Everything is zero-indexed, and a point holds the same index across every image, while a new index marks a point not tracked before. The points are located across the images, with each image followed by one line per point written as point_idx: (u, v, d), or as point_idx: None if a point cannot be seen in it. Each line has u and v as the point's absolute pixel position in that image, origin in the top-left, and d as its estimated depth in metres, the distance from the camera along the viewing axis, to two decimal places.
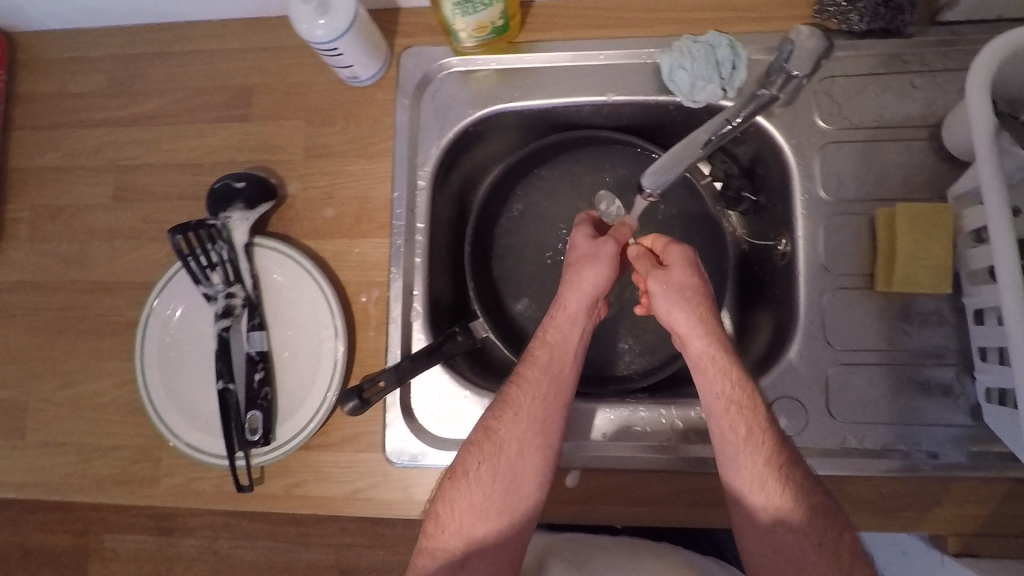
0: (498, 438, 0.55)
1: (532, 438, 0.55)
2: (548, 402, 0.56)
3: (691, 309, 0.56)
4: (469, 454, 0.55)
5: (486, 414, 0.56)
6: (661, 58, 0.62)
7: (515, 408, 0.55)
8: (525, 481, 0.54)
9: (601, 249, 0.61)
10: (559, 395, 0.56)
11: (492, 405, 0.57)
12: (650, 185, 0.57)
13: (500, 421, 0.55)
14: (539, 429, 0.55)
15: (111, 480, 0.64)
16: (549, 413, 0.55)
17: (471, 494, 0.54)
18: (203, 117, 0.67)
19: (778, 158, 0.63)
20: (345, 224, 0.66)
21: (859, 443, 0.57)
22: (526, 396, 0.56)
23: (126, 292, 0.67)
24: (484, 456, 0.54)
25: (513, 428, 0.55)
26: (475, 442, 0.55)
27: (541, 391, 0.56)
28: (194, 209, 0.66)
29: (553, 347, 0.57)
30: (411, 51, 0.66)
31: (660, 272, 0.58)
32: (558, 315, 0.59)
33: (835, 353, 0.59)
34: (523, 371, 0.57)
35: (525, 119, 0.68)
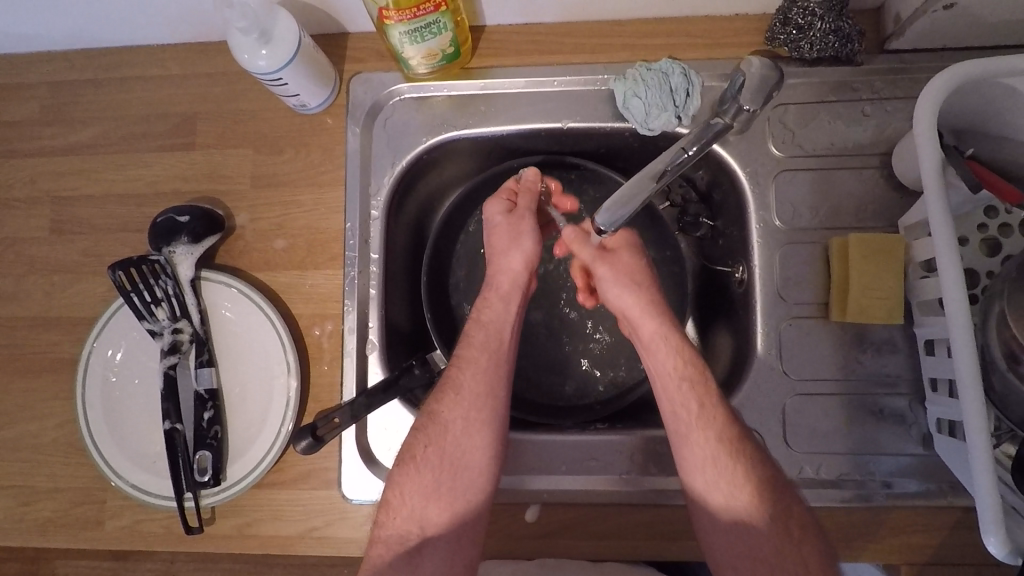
0: (441, 421, 0.54)
1: (475, 416, 0.54)
2: (489, 378, 0.55)
3: (638, 292, 0.58)
4: (415, 438, 0.54)
5: (429, 399, 0.55)
6: (615, 85, 0.61)
7: (456, 386, 0.55)
8: (471, 461, 0.53)
9: (519, 223, 0.62)
10: (498, 371, 0.56)
11: (434, 389, 0.56)
12: (604, 222, 0.57)
13: (442, 403, 0.54)
14: (484, 403, 0.54)
15: (54, 524, 0.62)
16: (491, 390, 0.55)
17: (421, 480, 0.52)
18: (147, 146, 0.67)
19: (735, 186, 0.63)
20: (296, 255, 0.64)
21: (815, 473, 0.58)
22: (464, 370, 0.55)
23: (67, 329, 0.65)
24: (429, 439, 0.53)
25: (457, 408, 0.54)
26: (419, 427, 0.54)
27: (478, 366, 0.55)
28: (137, 241, 0.65)
29: (488, 327, 0.58)
30: (361, 77, 0.65)
31: (609, 259, 0.60)
32: (490, 294, 0.60)
33: (791, 383, 0.59)
34: (462, 353, 0.57)
35: (481, 145, 0.67)
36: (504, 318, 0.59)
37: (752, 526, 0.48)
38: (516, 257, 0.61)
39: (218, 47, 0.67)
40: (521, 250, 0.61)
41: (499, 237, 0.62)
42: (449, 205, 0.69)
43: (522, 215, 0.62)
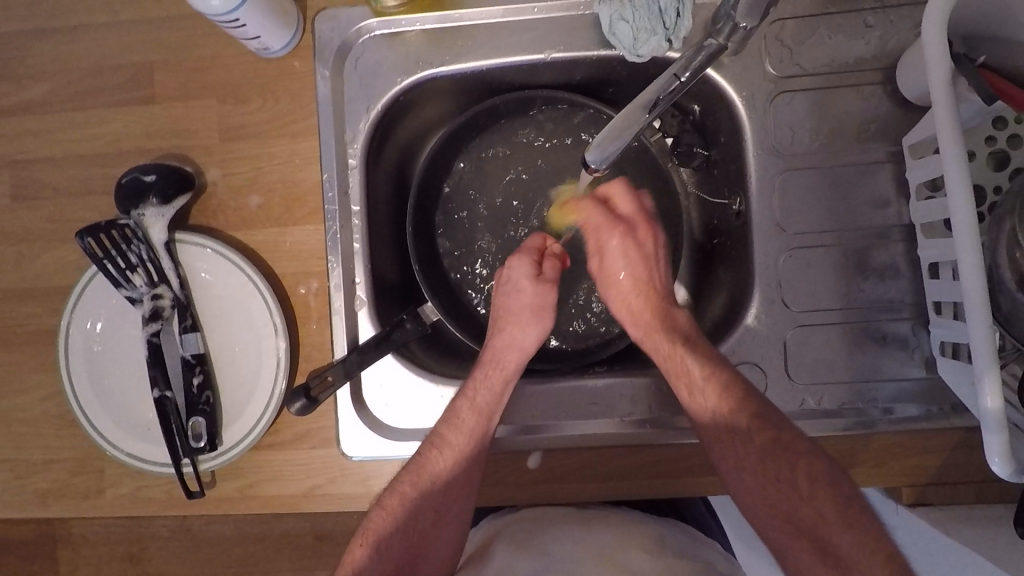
0: (413, 504, 0.56)
1: (448, 502, 0.56)
2: (471, 466, 0.56)
3: (632, 275, 0.62)
4: (380, 518, 0.55)
5: (401, 477, 0.56)
6: (600, 9, 0.56)
7: (438, 475, 0.56)
8: (440, 545, 0.57)
9: (544, 297, 0.62)
10: (479, 461, 0.56)
11: (408, 467, 0.57)
12: (594, 160, 0.54)
13: (415, 487, 0.56)
14: (455, 493, 0.56)
15: (53, 495, 0.62)
16: (470, 475, 0.56)
17: (383, 556, 0.54)
18: (104, 100, 0.62)
19: (731, 113, 0.60)
20: (274, 212, 0.61)
21: (817, 403, 0.57)
22: (448, 461, 0.56)
23: (43, 299, 0.62)
24: (397, 523, 0.55)
25: (431, 493, 0.56)
26: (387, 506, 0.55)
27: (464, 459, 0.56)
28: (104, 204, 0.62)
29: (482, 411, 0.57)
30: (325, 14, 0.60)
31: (633, 235, 0.62)
32: (494, 373, 0.59)
33: (792, 315, 0.58)
34: (444, 436, 0.56)
35: (461, 82, 0.63)
36: (497, 404, 0.58)
37: (745, 452, 0.52)
38: (530, 333, 0.61)
39: None
40: (619, 256, 0.62)
41: (517, 309, 0.62)
42: (430, 150, 0.65)
43: (544, 283, 0.62)
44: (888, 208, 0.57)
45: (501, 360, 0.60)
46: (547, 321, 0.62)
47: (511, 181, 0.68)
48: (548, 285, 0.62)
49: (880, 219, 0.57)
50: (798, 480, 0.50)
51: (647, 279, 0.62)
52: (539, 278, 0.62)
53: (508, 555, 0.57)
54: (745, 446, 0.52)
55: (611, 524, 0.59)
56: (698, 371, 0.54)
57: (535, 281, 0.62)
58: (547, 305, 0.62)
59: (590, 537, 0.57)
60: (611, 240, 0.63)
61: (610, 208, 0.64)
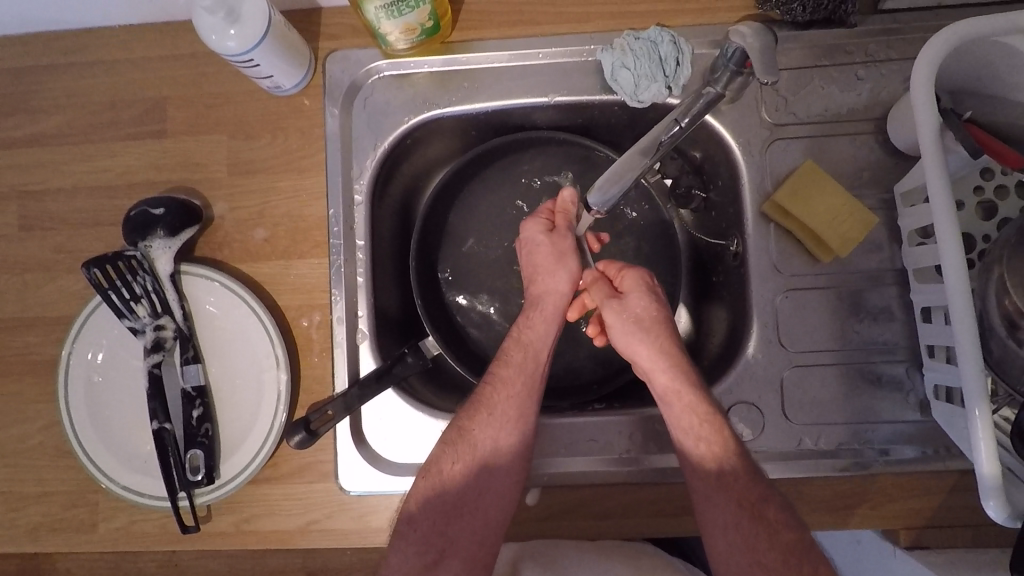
0: (472, 438, 0.54)
1: (507, 439, 0.54)
2: (524, 397, 0.55)
3: (650, 340, 0.56)
4: (442, 452, 0.54)
5: (459, 415, 0.56)
6: (602, 57, 0.59)
7: (493, 408, 0.54)
8: (496, 491, 0.53)
9: (562, 244, 0.60)
10: (531, 395, 0.55)
11: (465, 406, 0.56)
12: (596, 202, 0.56)
13: (473, 420, 0.54)
14: (515, 431, 0.54)
15: (45, 528, 0.61)
16: (524, 408, 0.55)
17: (446, 490, 0.53)
18: (115, 134, 0.64)
19: (729, 158, 0.61)
20: (279, 245, 0.62)
21: (815, 444, 0.58)
22: (499, 391, 0.55)
23: (44, 329, 0.63)
24: (459, 457, 0.53)
25: (488, 428, 0.54)
26: (448, 442, 0.54)
27: (514, 390, 0.55)
28: (111, 236, 0.63)
29: (528, 346, 0.57)
30: (336, 56, 0.62)
31: (619, 301, 0.58)
32: (534, 313, 0.59)
33: (789, 355, 0.59)
34: (497, 373, 0.56)
35: (466, 121, 0.65)
36: (546, 341, 0.58)
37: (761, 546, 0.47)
38: (562, 278, 0.59)
39: (184, 28, 0.64)
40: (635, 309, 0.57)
41: (541, 260, 0.60)
42: (436, 186, 0.68)
43: (559, 234, 0.60)
44: (881, 252, 0.59)
45: (540, 302, 0.59)
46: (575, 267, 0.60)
47: (515, 216, 0.70)
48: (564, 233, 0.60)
49: (874, 262, 0.59)
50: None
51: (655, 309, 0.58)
52: (554, 233, 0.61)
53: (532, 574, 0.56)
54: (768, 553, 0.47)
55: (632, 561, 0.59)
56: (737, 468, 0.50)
57: (552, 233, 0.61)
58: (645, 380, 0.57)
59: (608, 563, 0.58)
60: (637, 297, 0.58)
61: (616, 293, 0.60)
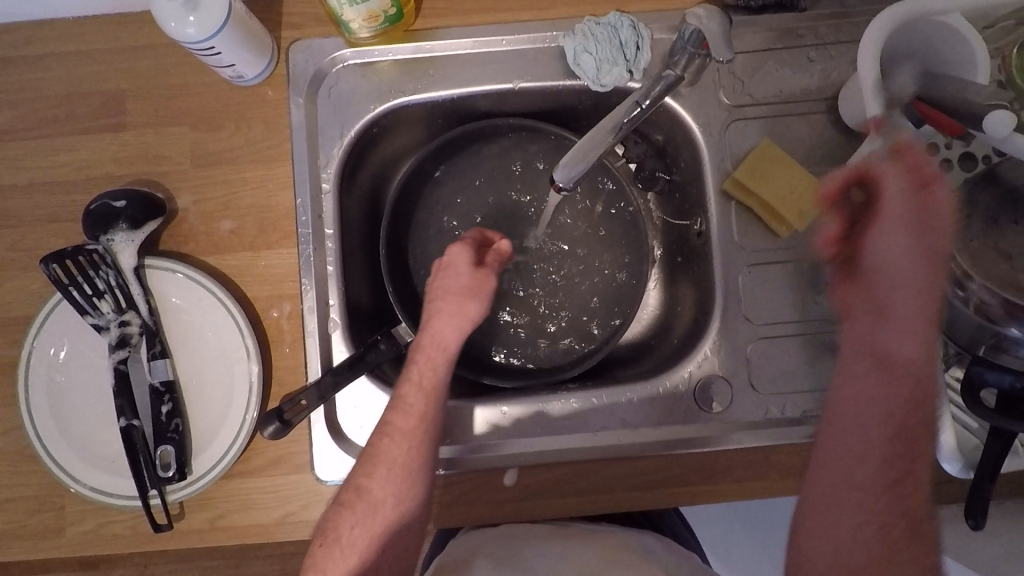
0: (373, 496, 0.52)
1: (405, 491, 0.53)
2: (422, 446, 0.54)
3: (917, 240, 0.47)
4: (341, 517, 0.52)
5: (356, 472, 0.53)
6: (564, 42, 0.60)
7: (390, 463, 0.53)
8: (399, 542, 0.53)
9: (482, 282, 0.59)
10: (429, 441, 0.54)
11: (361, 461, 0.54)
12: (562, 178, 0.57)
13: (373, 477, 0.53)
14: (415, 483, 0.53)
15: (8, 536, 0.59)
16: (421, 458, 0.53)
17: (348, 557, 0.50)
18: (71, 128, 0.62)
19: (689, 138, 0.63)
20: (247, 236, 0.61)
21: (781, 413, 0.60)
22: (396, 444, 0.53)
23: (1, 329, 0.61)
24: (358, 518, 0.52)
25: (387, 483, 0.52)
26: (347, 503, 0.52)
27: (411, 441, 0.53)
28: (70, 232, 0.61)
29: (426, 390, 0.55)
30: (300, 45, 0.62)
31: (871, 213, 0.49)
32: (433, 352, 0.57)
33: (755, 328, 0.61)
34: (392, 423, 0.54)
35: (432, 109, 0.65)
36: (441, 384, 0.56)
37: (873, 446, 0.47)
38: (466, 317, 0.58)
39: (142, 19, 0.63)
40: (900, 228, 0.47)
41: (454, 289, 0.59)
42: (404, 171, 0.67)
43: (483, 270, 0.60)
44: None
45: (441, 339, 0.57)
46: (484, 302, 0.59)
47: (484, 203, 0.71)
48: (487, 272, 0.60)
49: None
50: (906, 489, 0.46)
51: (920, 246, 0.47)
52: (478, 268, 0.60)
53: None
54: (873, 462, 0.47)
55: (591, 541, 0.59)
56: (916, 404, 0.47)
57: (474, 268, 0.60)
58: (861, 306, 0.50)
59: (570, 551, 0.57)
60: (887, 187, 0.47)
61: (869, 198, 0.49)
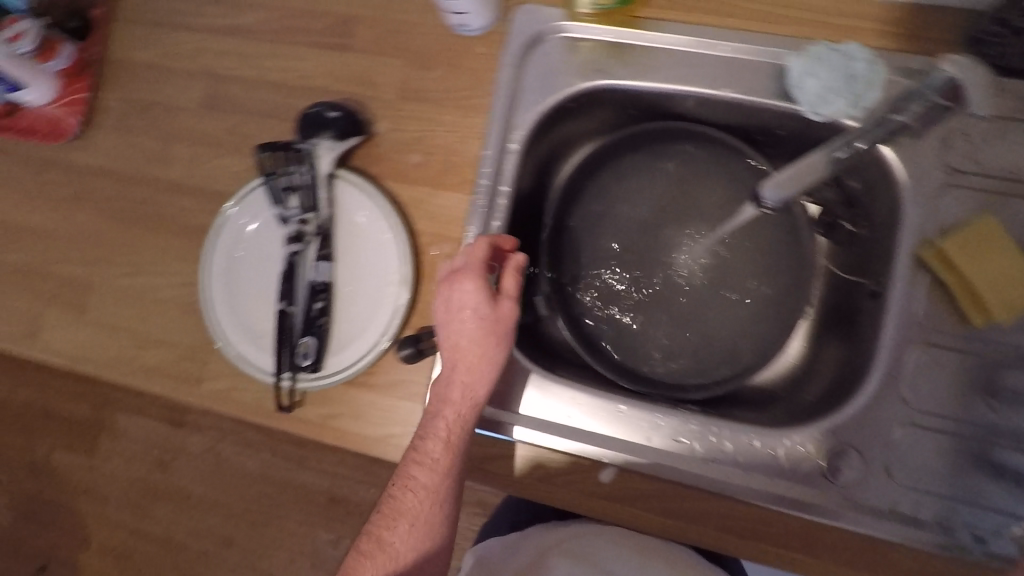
0: (388, 544, 0.52)
1: (422, 538, 0.53)
2: (439, 493, 0.53)
3: None
4: (359, 566, 0.52)
5: (372, 523, 0.54)
6: (791, 61, 0.57)
7: (414, 516, 0.53)
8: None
9: (502, 318, 0.54)
10: (445, 489, 0.53)
11: (381, 511, 0.54)
12: (769, 196, 0.55)
13: (392, 530, 0.53)
14: (434, 529, 0.53)
15: (158, 373, 0.67)
16: (440, 500, 0.53)
17: None
18: (306, 39, 0.69)
19: (893, 190, 0.58)
20: (427, 173, 0.65)
21: (910, 509, 0.55)
22: (421, 500, 0.53)
23: (203, 197, 0.69)
24: (376, 565, 0.52)
25: (406, 539, 0.52)
26: (363, 553, 0.53)
27: (433, 488, 0.53)
28: (280, 129, 0.68)
29: (449, 442, 0.53)
30: (525, 8, 0.64)
31: None
32: (448, 407, 0.54)
33: (909, 412, 0.56)
34: (413, 476, 0.53)
35: (631, 99, 0.65)
36: (463, 435, 0.54)
37: None
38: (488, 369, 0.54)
39: None
40: None
41: (456, 326, 0.54)
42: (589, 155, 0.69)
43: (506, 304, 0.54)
44: None
45: (448, 394, 0.54)
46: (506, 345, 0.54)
47: (651, 203, 0.71)
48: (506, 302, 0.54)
49: None
50: None
51: None
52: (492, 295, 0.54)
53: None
54: None
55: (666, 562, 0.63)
56: None
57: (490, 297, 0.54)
58: None
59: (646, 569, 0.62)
60: None
61: None
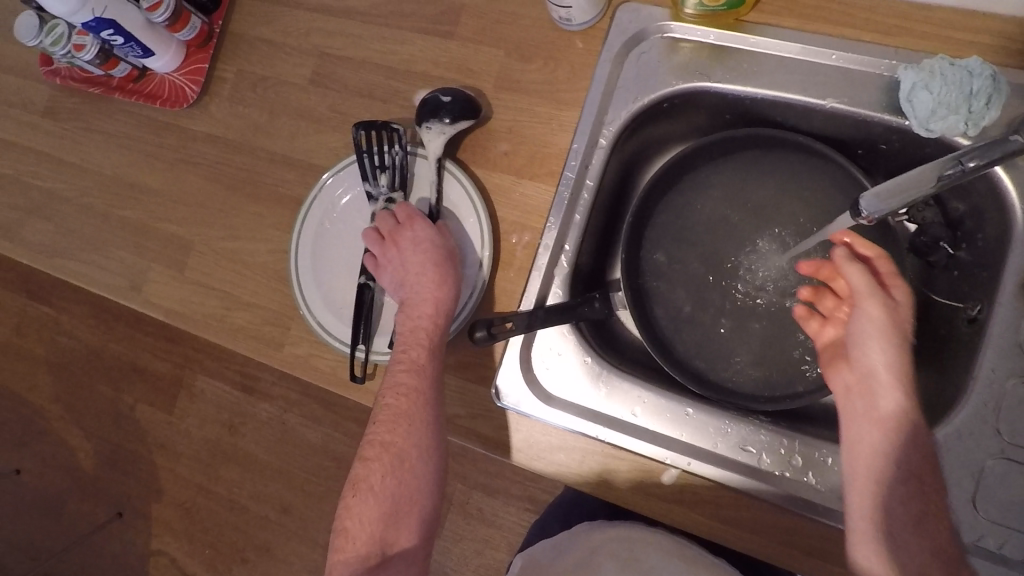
0: (388, 450, 0.61)
1: (415, 450, 0.60)
2: (415, 410, 0.59)
3: None
4: (370, 468, 0.61)
5: (376, 430, 0.62)
6: (905, 75, 0.55)
7: (405, 424, 0.59)
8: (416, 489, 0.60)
9: (425, 261, 0.62)
10: (422, 409, 0.59)
11: (378, 419, 0.62)
12: (864, 207, 0.52)
13: (387, 436, 0.61)
14: (404, 437, 0.60)
15: (243, 333, 0.70)
16: (416, 418, 0.59)
17: (377, 500, 0.60)
18: (411, 24, 0.71)
19: (1002, 215, 0.56)
20: (516, 162, 0.66)
21: (996, 546, 0.52)
22: (398, 402, 0.60)
23: (300, 170, 0.72)
24: (383, 468, 0.61)
25: (406, 441, 0.59)
26: (373, 457, 0.62)
27: (404, 403, 0.59)
28: (379, 110, 0.70)
29: (418, 362, 0.59)
30: (630, 6, 0.64)
31: None
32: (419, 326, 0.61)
33: (1002, 445, 0.53)
34: (389, 385, 0.61)
35: (725, 102, 0.64)
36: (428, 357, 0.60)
37: None
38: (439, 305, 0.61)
39: None
40: None
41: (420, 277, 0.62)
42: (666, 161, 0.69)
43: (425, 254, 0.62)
44: None
45: (415, 315, 0.61)
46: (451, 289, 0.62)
47: (734, 210, 0.69)
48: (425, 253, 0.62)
49: None
50: None
51: None
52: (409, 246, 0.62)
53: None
54: None
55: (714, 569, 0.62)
56: None
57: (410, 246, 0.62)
58: None
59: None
60: None
61: None
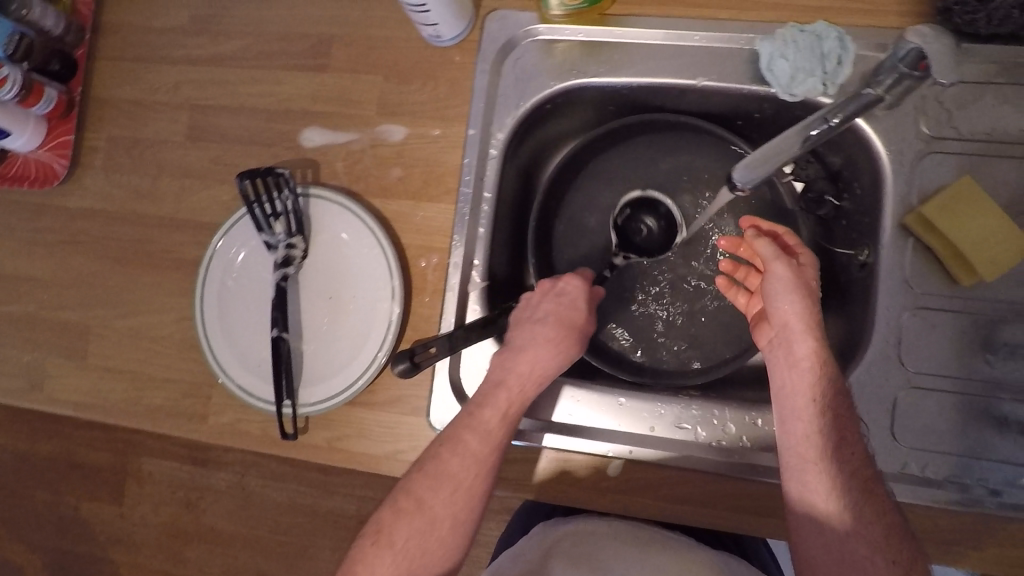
0: (424, 502, 0.52)
1: (457, 507, 0.52)
2: (481, 469, 0.53)
3: None
4: (394, 519, 0.52)
5: (409, 477, 0.53)
6: (762, 45, 0.57)
7: (458, 485, 0.52)
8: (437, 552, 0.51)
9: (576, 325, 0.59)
10: (486, 474, 0.53)
11: (420, 465, 0.53)
12: (740, 178, 0.56)
13: (427, 487, 0.52)
14: (456, 497, 0.52)
15: (162, 411, 0.66)
16: (479, 479, 0.52)
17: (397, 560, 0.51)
18: (282, 62, 0.69)
19: (871, 161, 0.59)
20: (412, 186, 0.65)
21: (920, 470, 0.55)
22: (465, 459, 0.52)
23: (192, 231, 0.68)
24: (411, 521, 0.51)
25: (449, 503, 0.52)
26: (400, 506, 0.52)
27: (470, 457, 0.53)
28: (263, 155, 0.68)
29: (508, 417, 0.55)
30: (496, 14, 0.64)
31: None
32: (512, 384, 0.56)
33: (907, 374, 0.56)
34: (449, 434, 0.54)
35: (604, 94, 0.66)
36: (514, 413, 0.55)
37: None
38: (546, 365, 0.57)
39: None
40: None
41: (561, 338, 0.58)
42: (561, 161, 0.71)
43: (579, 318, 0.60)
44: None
45: (511, 378, 0.56)
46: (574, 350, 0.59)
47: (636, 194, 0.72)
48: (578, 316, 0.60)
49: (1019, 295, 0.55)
50: None
51: None
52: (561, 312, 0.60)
53: (564, 570, 0.56)
54: None
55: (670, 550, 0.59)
56: None
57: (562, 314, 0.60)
58: None
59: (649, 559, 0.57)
60: None
61: None
